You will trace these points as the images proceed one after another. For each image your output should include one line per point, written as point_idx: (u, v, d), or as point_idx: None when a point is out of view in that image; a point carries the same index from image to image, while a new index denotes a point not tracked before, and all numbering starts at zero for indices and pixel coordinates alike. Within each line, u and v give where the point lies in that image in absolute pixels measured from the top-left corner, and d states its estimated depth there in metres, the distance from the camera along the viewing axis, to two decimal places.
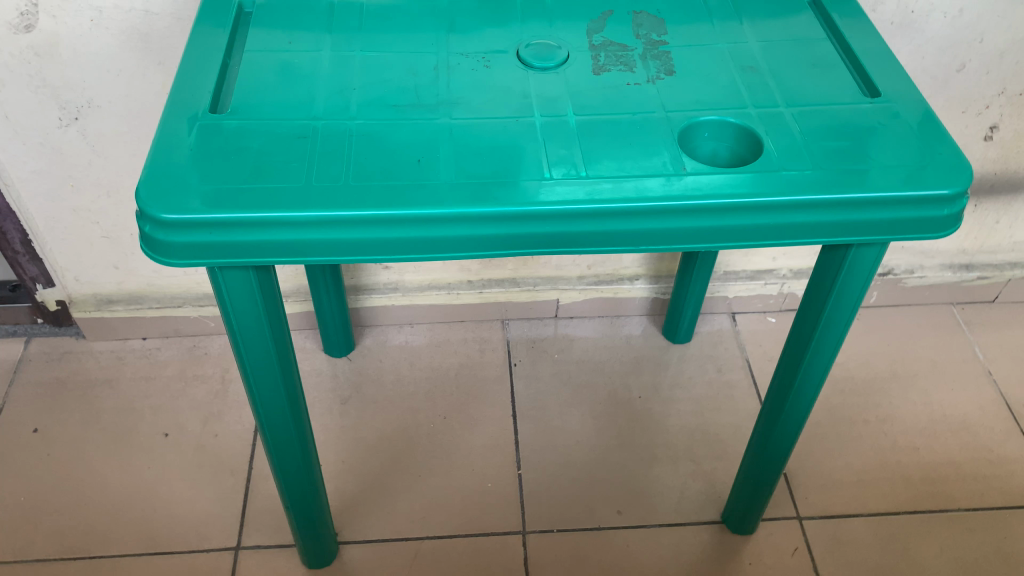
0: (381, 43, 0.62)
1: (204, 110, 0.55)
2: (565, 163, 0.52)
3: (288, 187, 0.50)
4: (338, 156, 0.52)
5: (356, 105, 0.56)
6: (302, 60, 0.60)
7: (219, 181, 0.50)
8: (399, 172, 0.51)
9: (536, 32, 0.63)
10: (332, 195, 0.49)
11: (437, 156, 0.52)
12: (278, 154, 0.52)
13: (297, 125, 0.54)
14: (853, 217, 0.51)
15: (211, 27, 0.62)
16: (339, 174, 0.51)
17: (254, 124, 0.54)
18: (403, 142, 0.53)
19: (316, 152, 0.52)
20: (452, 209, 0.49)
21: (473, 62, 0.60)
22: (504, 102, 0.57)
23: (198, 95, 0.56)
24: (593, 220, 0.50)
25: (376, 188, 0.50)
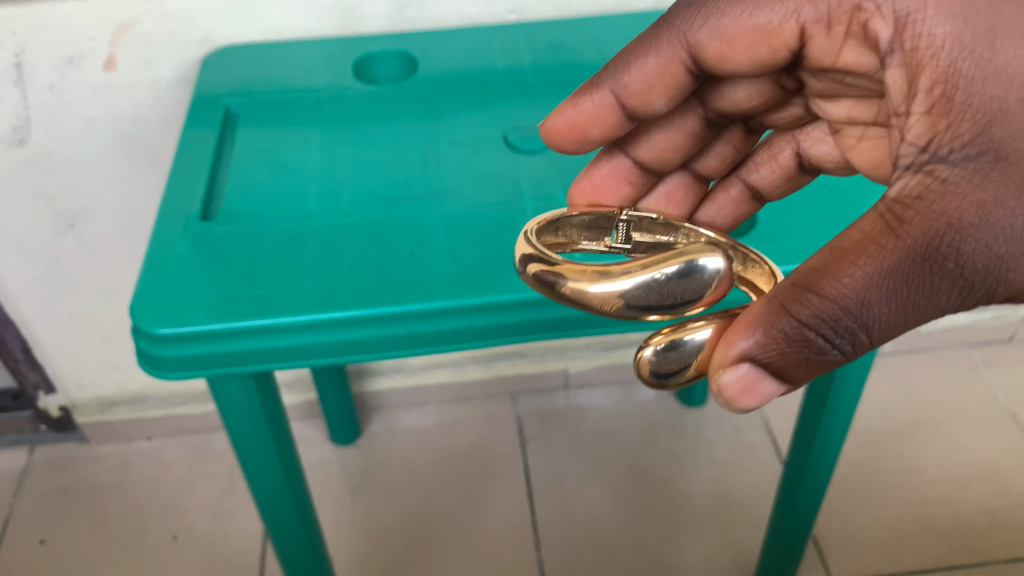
0: (369, 137, 0.61)
1: (194, 216, 0.54)
2: None
3: (284, 290, 0.49)
4: (332, 255, 0.51)
5: (348, 200, 0.55)
6: (290, 160, 0.59)
7: (216, 289, 0.49)
8: (393, 266, 0.50)
9: (523, 114, 0.63)
10: (329, 297, 0.48)
11: (434, 248, 0.52)
12: (272, 257, 0.51)
13: (288, 225, 0.53)
14: None
15: (196, 132, 0.62)
16: (334, 273, 0.50)
17: (246, 226, 0.53)
18: (396, 235, 0.53)
19: (309, 252, 0.51)
20: (452, 301, 0.48)
21: (462, 150, 0.60)
22: (494, 189, 0.56)
23: (189, 201, 0.55)
24: None
25: (373, 285, 0.49)
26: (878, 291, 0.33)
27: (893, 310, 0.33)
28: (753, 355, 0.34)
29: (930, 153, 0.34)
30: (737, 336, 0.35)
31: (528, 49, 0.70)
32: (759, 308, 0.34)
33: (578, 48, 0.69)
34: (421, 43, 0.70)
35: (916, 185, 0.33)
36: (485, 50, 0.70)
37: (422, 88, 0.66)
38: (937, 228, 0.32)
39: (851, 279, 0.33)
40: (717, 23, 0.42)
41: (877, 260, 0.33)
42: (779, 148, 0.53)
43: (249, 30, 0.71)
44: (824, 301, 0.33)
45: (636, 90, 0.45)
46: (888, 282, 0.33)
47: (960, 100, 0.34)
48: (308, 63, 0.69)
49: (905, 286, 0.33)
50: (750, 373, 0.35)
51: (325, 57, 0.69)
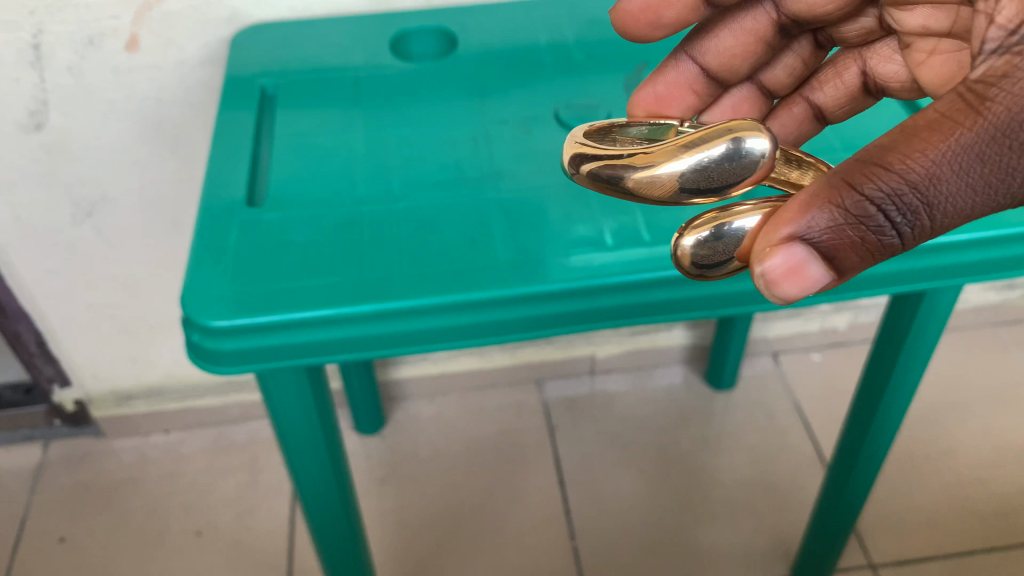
0: (415, 121, 0.59)
1: (240, 202, 0.51)
2: (627, 230, 0.49)
3: (341, 278, 0.46)
4: (388, 244, 0.48)
5: (400, 186, 0.53)
6: (334, 146, 0.56)
7: (270, 278, 0.46)
8: (455, 256, 0.48)
9: (570, 80, 0.62)
10: (393, 281, 0.46)
11: (498, 236, 0.49)
12: (325, 246, 0.48)
13: (339, 211, 0.51)
14: (933, 262, 0.48)
15: (234, 115, 0.59)
16: (394, 262, 0.47)
17: (296, 213, 0.50)
18: (454, 220, 0.50)
19: (365, 239, 0.48)
20: (521, 291, 0.46)
21: (513, 129, 0.58)
22: (551, 176, 0.53)
23: (230, 188, 0.52)
24: (665, 288, 0.47)
25: (436, 272, 0.46)
26: (948, 170, 0.31)
27: (962, 189, 0.31)
28: (805, 234, 0.32)
29: (1023, 33, 0.31)
30: (788, 216, 0.32)
31: (569, 23, 0.67)
32: (815, 187, 0.32)
33: None
34: (458, 17, 0.67)
35: (1002, 65, 0.31)
36: (525, 24, 0.67)
37: (465, 69, 0.63)
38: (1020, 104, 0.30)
39: (920, 154, 0.31)
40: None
41: (950, 134, 0.31)
42: (845, 65, 0.53)
43: (278, 8, 0.68)
44: (889, 175, 0.31)
45: None
46: (960, 158, 0.31)
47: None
48: (341, 41, 0.66)
49: (977, 163, 0.31)
50: (799, 256, 0.32)
51: (359, 35, 0.66)
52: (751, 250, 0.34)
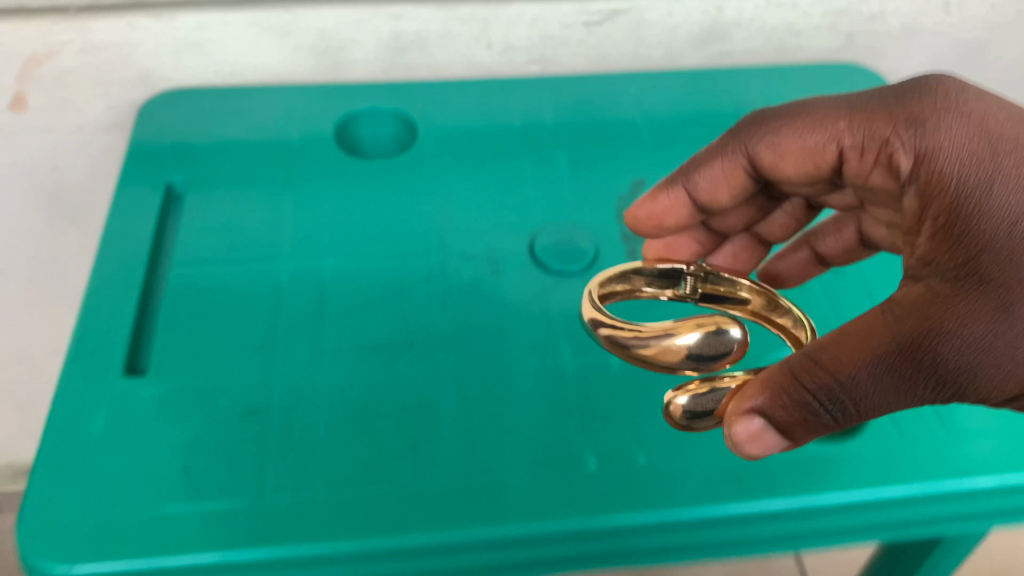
0: (357, 246, 0.46)
1: (118, 367, 0.40)
2: (615, 443, 0.38)
3: (233, 509, 0.34)
4: (301, 448, 0.37)
5: (325, 347, 0.41)
6: (247, 280, 0.44)
7: (137, 501, 0.35)
8: (384, 470, 0.36)
9: (549, 192, 0.51)
10: (301, 517, 0.34)
11: (446, 441, 0.37)
12: (218, 450, 0.36)
13: (242, 391, 0.39)
14: (971, 508, 0.37)
15: (129, 226, 0.47)
16: (302, 480, 0.35)
17: (186, 395, 0.39)
18: (390, 409, 0.38)
19: (271, 445, 0.37)
20: (471, 533, 0.34)
21: (477, 266, 0.46)
22: (518, 345, 0.41)
23: (106, 346, 0.41)
24: (662, 533, 0.36)
25: (353, 498, 0.35)
26: (866, 372, 0.31)
27: (880, 392, 0.31)
28: (763, 411, 0.33)
29: (924, 274, 0.33)
30: (750, 391, 0.33)
31: (552, 110, 0.56)
32: (773, 369, 0.33)
33: (615, 112, 0.56)
34: (420, 100, 0.55)
35: (910, 292, 0.33)
36: (500, 112, 0.55)
37: (424, 172, 0.51)
38: (927, 322, 0.31)
39: (844, 356, 0.32)
40: (774, 137, 0.41)
41: (869, 341, 0.32)
42: (843, 225, 0.47)
43: (200, 70, 0.55)
44: (822, 371, 0.32)
45: (705, 191, 0.44)
46: (882, 368, 0.31)
47: (963, 230, 0.33)
48: (273, 119, 0.54)
49: (892, 371, 0.31)
50: (757, 427, 0.33)
51: (297, 115, 0.54)
52: (722, 410, 0.35)
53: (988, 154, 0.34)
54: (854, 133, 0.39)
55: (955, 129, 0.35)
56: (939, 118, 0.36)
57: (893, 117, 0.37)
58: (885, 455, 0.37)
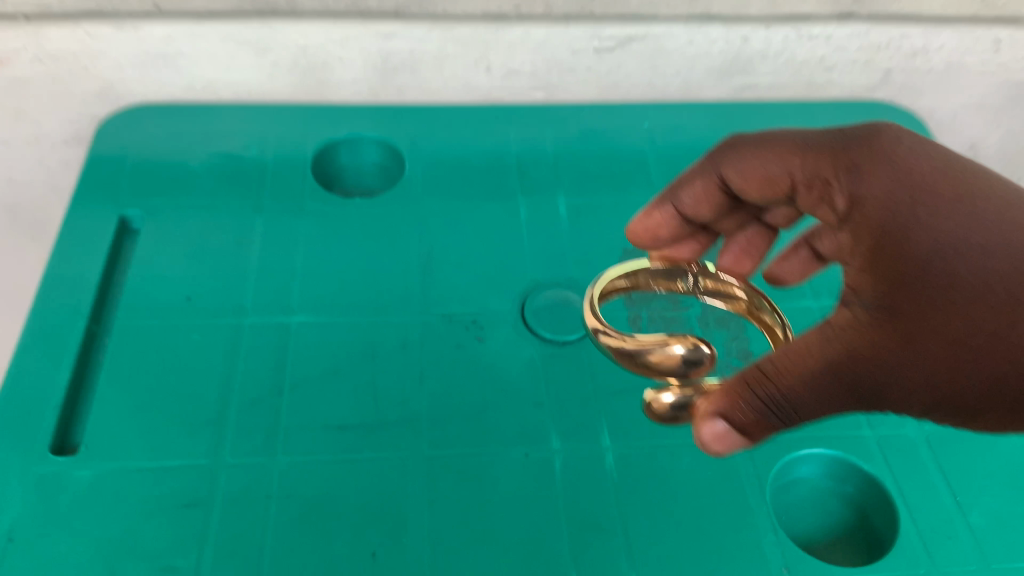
0: (327, 300, 0.41)
1: (44, 443, 0.35)
2: (603, 564, 0.33)
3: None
4: (244, 557, 0.32)
5: (281, 427, 0.36)
6: (199, 340, 0.39)
7: None
8: None
9: (549, 241, 0.45)
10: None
11: (413, 555, 0.33)
12: (149, 557, 0.32)
13: (182, 479, 0.34)
14: None
15: (68, 270, 0.41)
16: None
17: (118, 481, 0.34)
18: (351, 513, 0.34)
19: (212, 552, 0.32)
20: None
21: (460, 329, 0.40)
22: (502, 434, 0.37)
23: (32, 419, 0.35)
24: None
25: None
26: (797, 385, 0.24)
27: (815, 404, 0.24)
28: (725, 414, 0.26)
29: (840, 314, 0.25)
30: (717, 392, 0.27)
31: (554, 144, 0.50)
32: (740, 369, 0.27)
33: (622, 150, 0.51)
34: (410, 130, 0.50)
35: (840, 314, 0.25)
36: (496, 144, 0.50)
37: (409, 212, 0.45)
38: (844, 353, 0.24)
39: (782, 370, 0.25)
40: (745, 162, 0.31)
41: (805, 352, 0.25)
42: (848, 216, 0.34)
43: (166, 82, 0.49)
44: (762, 383, 0.25)
45: (691, 206, 0.34)
46: (818, 391, 0.24)
47: (898, 251, 0.23)
48: (244, 141, 0.48)
49: (830, 385, 0.24)
50: (721, 430, 0.26)
51: (271, 139, 0.49)
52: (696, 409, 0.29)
53: (942, 187, 0.24)
54: (804, 169, 0.29)
55: (884, 180, 0.25)
56: (881, 160, 0.26)
57: (842, 155, 0.27)
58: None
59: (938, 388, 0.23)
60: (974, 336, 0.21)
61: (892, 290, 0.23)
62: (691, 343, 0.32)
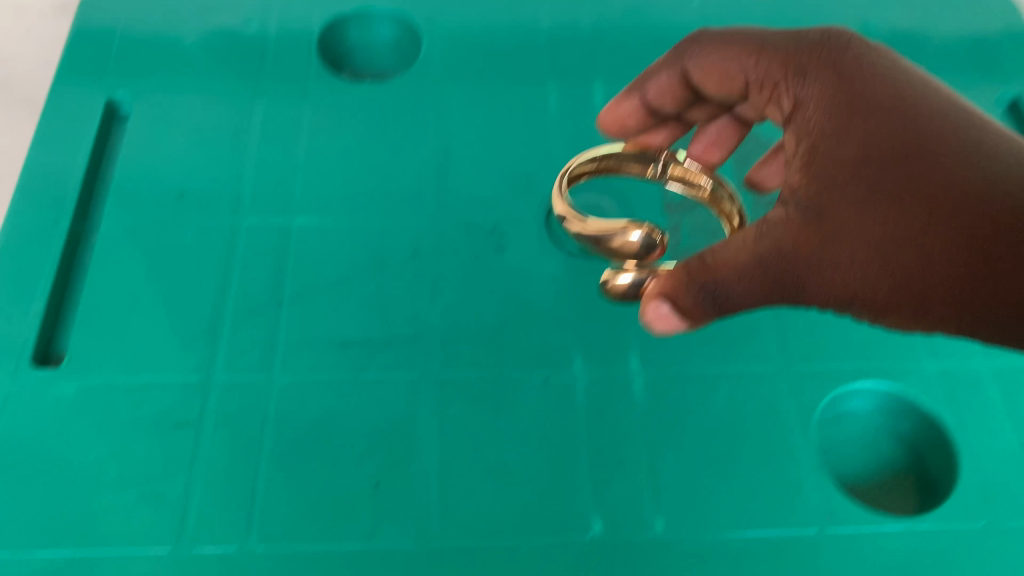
0: (331, 199, 0.37)
1: (26, 357, 0.33)
2: (625, 505, 0.30)
3: (150, 561, 0.29)
4: (239, 485, 0.30)
5: (279, 344, 0.33)
6: (191, 241, 0.36)
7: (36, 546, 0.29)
8: (337, 526, 0.29)
9: (582, 135, 0.40)
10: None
11: (418, 485, 0.30)
12: (137, 483, 0.30)
13: (171, 397, 0.32)
14: None
15: (50, 157, 0.38)
16: (238, 531, 0.29)
17: (103, 397, 0.31)
18: (353, 439, 0.31)
19: (203, 478, 0.30)
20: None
21: (476, 237, 0.36)
22: (520, 356, 0.33)
23: (13, 326, 0.33)
24: None
25: (298, 560, 0.29)
26: (729, 270, 0.24)
27: (746, 292, 0.25)
28: (669, 297, 0.26)
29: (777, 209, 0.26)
30: (661, 277, 0.27)
31: (593, 19, 0.45)
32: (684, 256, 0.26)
33: (671, 26, 0.45)
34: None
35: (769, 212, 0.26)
36: (527, 18, 0.44)
37: (425, 98, 0.41)
38: (776, 246, 0.24)
39: (721, 260, 0.25)
40: (712, 57, 0.31)
41: (739, 241, 0.25)
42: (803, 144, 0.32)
43: None
44: (702, 273, 0.25)
45: (659, 98, 0.33)
46: (749, 282, 0.24)
47: (827, 155, 0.25)
48: (245, 11, 0.43)
49: (762, 273, 0.24)
50: (664, 312, 0.26)
51: (276, 8, 0.43)
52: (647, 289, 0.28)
53: (880, 95, 0.25)
54: (757, 70, 0.30)
55: (829, 78, 0.27)
56: (829, 64, 0.27)
57: (791, 60, 0.28)
58: (951, 540, 0.30)
59: (859, 280, 0.24)
60: (901, 237, 0.23)
61: (820, 188, 0.24)
62: (647, 230, 0.33)
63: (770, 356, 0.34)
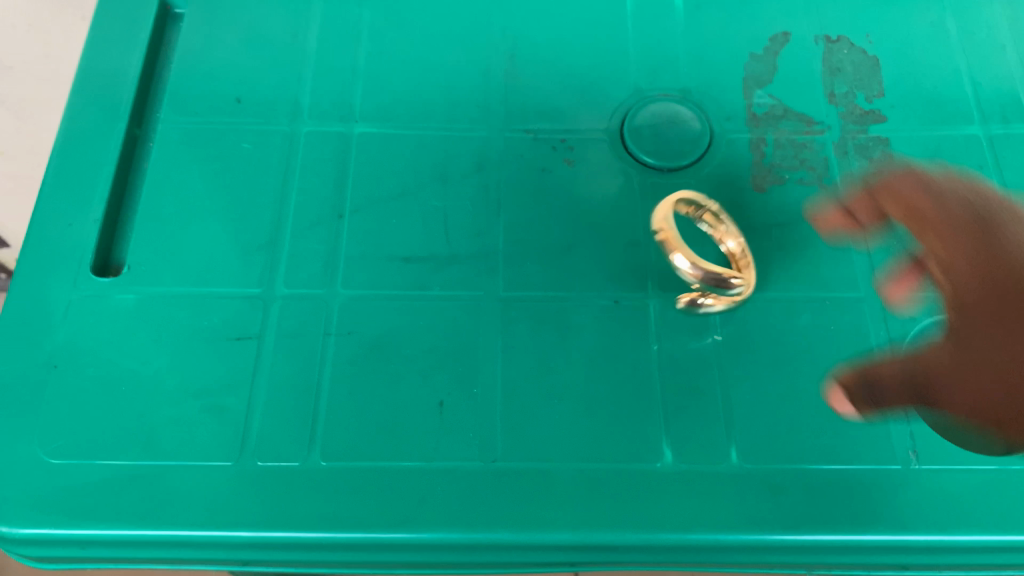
0: (392, 107, 0.35)
1: (86, 265, 0.32)
2: (699, 433, 0.29)
3: (213, 472, 0.28)
4: (302, 400, 0.29)
5: (340, 257, 0.32)
6: (247, 149, 0.34)
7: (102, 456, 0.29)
8: (401, 445, 0.29)
9: (658, 38, 0.37)
10: (295, 494, 0.28)
11: (483, 405, 0.29)
12: (199, 396, 0.30)
13: (231, 309, 0.31)
14: None
15: (102, 59, 0.36)
16: (302, 446, 0.29)
17: (163, 308, 0.31)
18: (415, 357, 0.30)
19: (265, 393, 0.30)
20: (498, 535, 0.28)
21: (544, 148, 0.34)
22: (589, 276, 0.32)
23: (72, 235, 0.33)
24: (746, 555, 0.28)
25: (362, 477, 0.28)
26: (874, 377, 0.26)
27: (873, 395, 0.25)
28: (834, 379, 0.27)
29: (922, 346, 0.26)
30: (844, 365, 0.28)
31: None
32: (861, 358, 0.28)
33: None
34: None
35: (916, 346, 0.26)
36: None
37: None
38: (914, 361, 0.25)
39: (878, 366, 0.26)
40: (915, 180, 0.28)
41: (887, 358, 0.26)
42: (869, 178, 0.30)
43: None
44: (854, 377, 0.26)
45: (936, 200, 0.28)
46: (898, 386, 0.25)
47: (958, 279, 0.25)
48: None
49: (901, 387, 0.25)
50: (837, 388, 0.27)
51: None
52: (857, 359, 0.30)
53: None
54: (948, 201, 0.27)
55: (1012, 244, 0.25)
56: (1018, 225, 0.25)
57: (983, 214, 0.26)
58: None
59: (978, 406, 0.23)
60: (988, 417, 0.23)
61: (957, 310, 0.25)
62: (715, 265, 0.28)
63: (856, 282, 0.32)
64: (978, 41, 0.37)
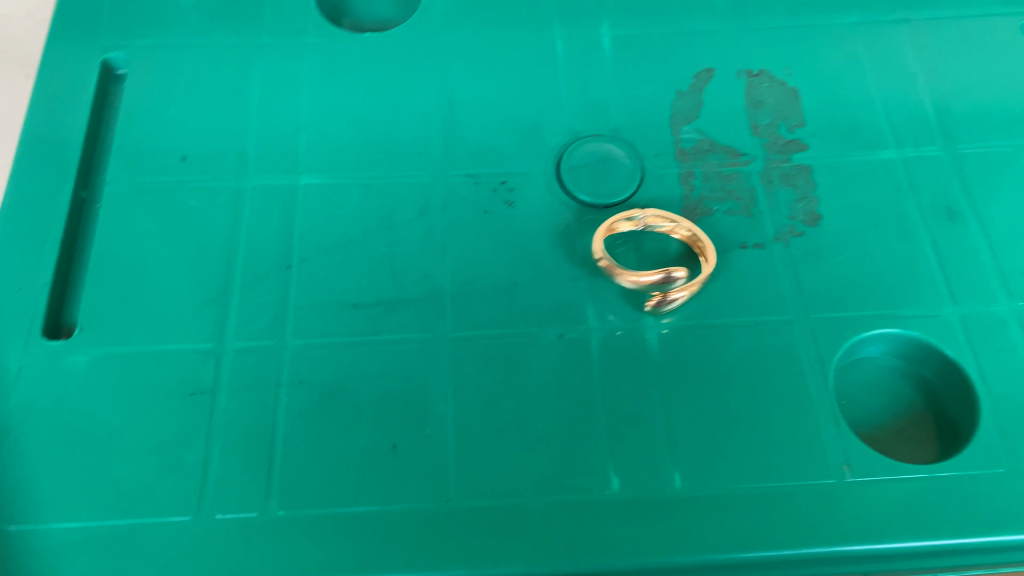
0: (335, 157, 0.36)
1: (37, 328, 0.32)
2: (643, 460, 0.30)
3: (171, 527, 0.29)
4: (257, 451, 0.30)
5: (289, 307, 0.33)
6: (194, 205, 0.35)
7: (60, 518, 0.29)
8: (356, 490, 0.30)
9: (589, 80, 0.39)
10: (254, 546, 0.29)
11: (434, 446, 0.30)
12: (155, 452, 0.30)
13: (185, 364, 0.32)
14: None
15: (46, 123, 0.37)
16: (258, 496, 0.29)
17: (116, 367, 0.31)
18: (367, 402, 0.31)
19: (221, 445, 0.30)
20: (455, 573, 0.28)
21: (485, 191, 0.36)
22: (532, 313, 0.33)
23: (21, 299, 0.33)
24: None
25: (318, 523, 0.29)
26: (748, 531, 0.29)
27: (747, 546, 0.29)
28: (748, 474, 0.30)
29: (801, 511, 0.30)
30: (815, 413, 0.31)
31: None
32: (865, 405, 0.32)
33: None
34: None
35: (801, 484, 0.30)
36: None
37: (428, 48, 0.39)
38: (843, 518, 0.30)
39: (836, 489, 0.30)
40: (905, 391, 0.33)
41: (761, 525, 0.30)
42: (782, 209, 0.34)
43: None
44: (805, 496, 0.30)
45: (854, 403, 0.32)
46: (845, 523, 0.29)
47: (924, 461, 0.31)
48: None
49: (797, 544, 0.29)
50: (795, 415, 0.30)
51: None
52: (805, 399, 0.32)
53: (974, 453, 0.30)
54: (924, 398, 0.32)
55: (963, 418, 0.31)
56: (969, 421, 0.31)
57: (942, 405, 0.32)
58: (972, 485, 0.30)
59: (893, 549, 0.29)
60: None
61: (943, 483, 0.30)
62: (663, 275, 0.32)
63: (787, 304, 0.33)
64: (889, 70, 0.39)
